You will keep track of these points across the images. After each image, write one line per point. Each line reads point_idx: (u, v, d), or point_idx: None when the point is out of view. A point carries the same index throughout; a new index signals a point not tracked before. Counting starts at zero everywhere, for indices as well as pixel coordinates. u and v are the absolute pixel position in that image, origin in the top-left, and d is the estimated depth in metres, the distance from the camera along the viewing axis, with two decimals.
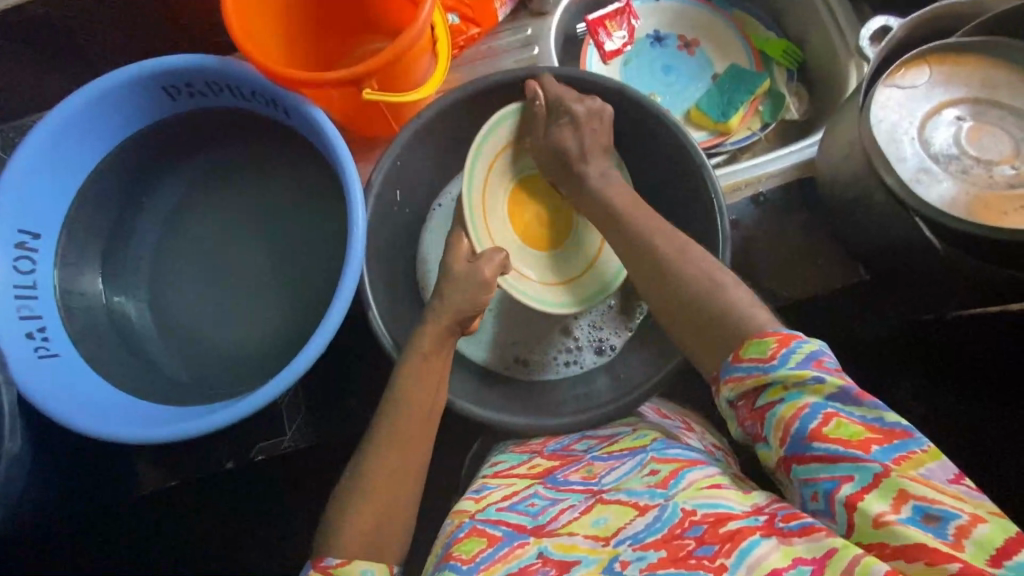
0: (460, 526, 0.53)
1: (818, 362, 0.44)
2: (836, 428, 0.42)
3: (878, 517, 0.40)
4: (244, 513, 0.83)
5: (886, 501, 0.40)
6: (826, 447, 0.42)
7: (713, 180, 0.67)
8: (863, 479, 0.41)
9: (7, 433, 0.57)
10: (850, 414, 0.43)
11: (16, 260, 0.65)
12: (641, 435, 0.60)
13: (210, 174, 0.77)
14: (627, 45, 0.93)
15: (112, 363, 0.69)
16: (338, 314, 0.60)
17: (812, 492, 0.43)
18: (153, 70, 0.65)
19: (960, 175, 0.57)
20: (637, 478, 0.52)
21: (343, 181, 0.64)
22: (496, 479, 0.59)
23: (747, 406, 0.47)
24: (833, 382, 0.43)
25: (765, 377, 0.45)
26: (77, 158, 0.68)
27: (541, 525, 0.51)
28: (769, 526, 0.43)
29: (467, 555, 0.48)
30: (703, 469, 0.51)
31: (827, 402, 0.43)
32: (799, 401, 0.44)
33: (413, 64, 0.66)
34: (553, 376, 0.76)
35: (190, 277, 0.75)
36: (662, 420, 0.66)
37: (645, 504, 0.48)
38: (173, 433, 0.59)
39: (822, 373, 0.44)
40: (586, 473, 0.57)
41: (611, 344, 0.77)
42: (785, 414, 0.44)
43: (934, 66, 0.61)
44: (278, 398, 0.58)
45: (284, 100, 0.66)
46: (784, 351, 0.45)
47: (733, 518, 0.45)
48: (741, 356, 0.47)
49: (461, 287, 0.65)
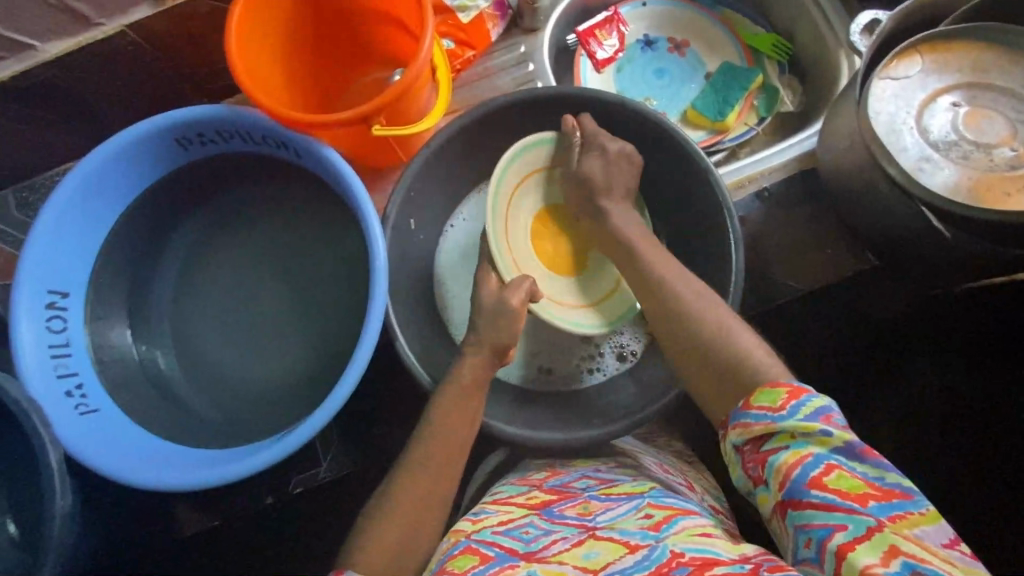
0: (455, 545, 0.54)
1: (828, 416, 0.46)
2: (836, 479, 0.44)
3: (866, 567, 0.41)
4: (283, 546, 0.84)
5: (876, 554, 0.41)
6: (824, 496, 0.44)
7: (720, 182, 0.68)
8: (856, 530, 0.42)
9: (58, 491, 0.59)
10: (852, 469, 0.44)
11: (49, 320, 0.66)
12: (640, 483, 0.62)
13: (225, 217, 0.78)
14: (619, 52, 0.94)
15: (148, 413, 0.71)
16: (368, 347, 0.62)
17: (805, 539, 0.44)
18: (165, 124, 0.66)
19: (961, 161, 0.59)
20: (632, 520, 0.54)
21: (359, 216, 0.65)
22: (495, 505, 0.60)
23: (749, 448, 0.49)
24: (839, 437, 0.45)
25: (773, 426, 0.47)
26: (95, 216, 0.69)
27: (532, 551, 0.51)
28: (757, 574, 0.45)
29: (459, 570, 0.50)
30: (695, 518, 0.53)
31: (832, 454, 0.45)
32: (804, 450, 0.46)
33: (417, 95, 0.68)
34: (580, 386, 0.78)
35: (214, 321, 0.77)
36: (664, 474, 0.67)
37: (636, 543, 0.50)
38: (220, 476, 0.61)
39: (829, 427, 0.45)
40: (581, 509, 0.58)
41: (632, 349, 0.78)
42: (787, 460, 0.46)
43: (926, 54, 0.63)
44: (316, 435, 0.60)
45: (295, 141, 0.68)
46: (793, 403, 0.47)
47: (720, 564, 0.46)
48: (751, 404, 0.49)
49: (488, 320, 0.65)
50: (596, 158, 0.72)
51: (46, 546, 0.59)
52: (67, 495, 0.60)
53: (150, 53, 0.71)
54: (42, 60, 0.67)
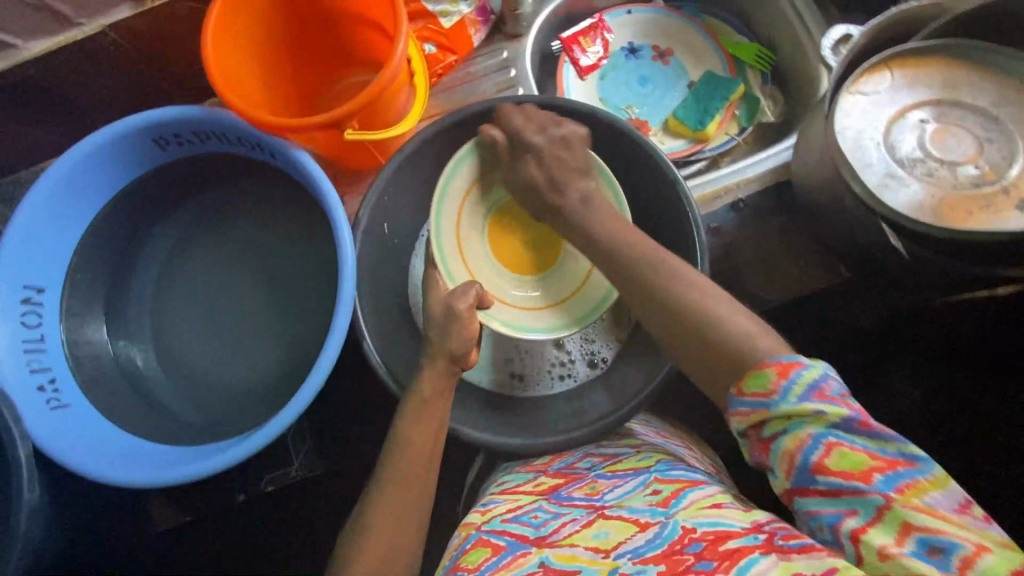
0: (466, 539, 0.56)
1: (821, 393, 0.43)
2: (839, 460, 0.42)
3: (882, 550, 0.40)
4: (257, 543, 0.85)
5: (889, 535, 0.40)
6: (830, 480, 0.42)
7: (688, 193, 0.68)
8: (866, 513, 0.41)
9: (26, 484, 0.60)
10: (852, 443, 0.42)
11: (23, 315, 0.67)
12: (646, 456, 0.62)
13: (205, 216, 0.79)
14: (603, 59, 0.95)
15: (121, 409, 0.71)
16: (335, 350, 0.62)
17: (818, 524, 0.44)
18: (142, 124, 0.67)
19: (925, 178, 0.59)
20: (640, 497, 0.54)
21: (330, 219, 0.66)
22: (502, 495, 0.62)
23: (752, 434, 0.47)
24: (834, 412, 0.43)
25: (767, 413, 0.45)
26: (73, 213, 0.70)
27: (543, 536, 0.53)
28: (769, 544, 0.45)
29: (472, 565, 0.51)
30: (703, 490, 0.53)
31: (829, 431, 0.43)
32: (802, 433, 0.43)
33: (391, 100, 0.68)
34: (550, 391, 0.78)
35: (191, 319, 0.77)
36: (660, 440, 0.68)
37: (646, 521, 0.51)
38: (185, 474, 0.61)
39: (822, 406, 0.43)
40: (590, 489, 0.59)
41: (602, 356, 0.79)
42: (789, 448, 0.44)
43: (896, 71, 0.63)
44: (280, 435, 0.61)
45: (270, 143, 0.68)
46: (785, 384, 0.44)
47: (732, 537, 0.46)
48: (744, 392, 0.46)
49: (446, 328, 0.65)
50: (531, 159, 0.69)
51: (13, 538, 0.60)
52: (35, 488, 0.61)
53: (130, 52, 0.72)
54: (24, 58, 0.68)
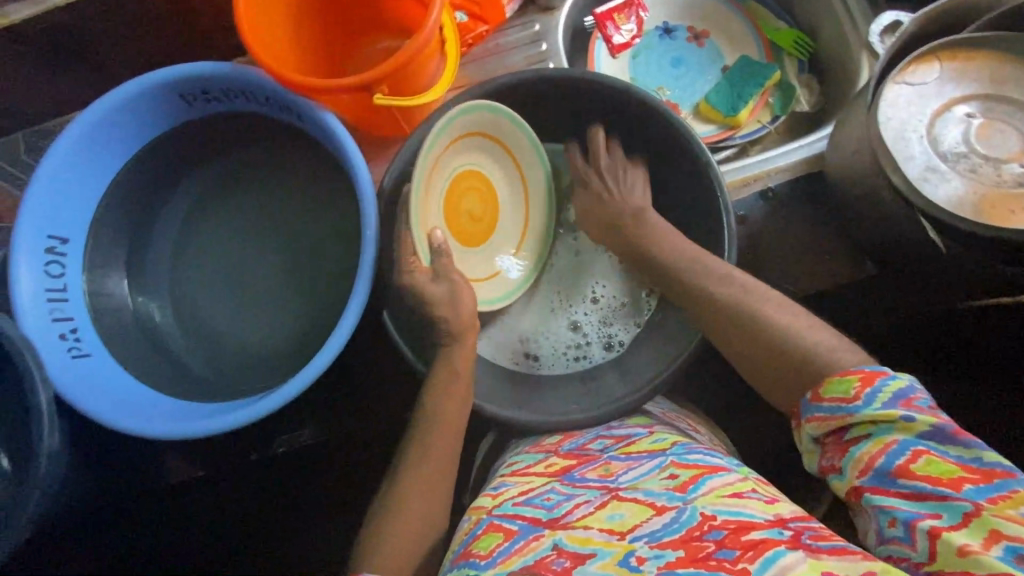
0: (477, 523, 0.54)
1: (908, 402, 0.46)
2: (925, 466, 0.44)
3: (962, 548, 0.40)
4: (268, 502, 0.86)
5: (974, 537, 0.40)
6: (913, 482, 0.44)
7: (719, 177, 0.67)
8: (951, 515, 0.42)
9: (47, 430, 0.60)
10: (943, 454, 0.44)
11: (48, 264, 0.68)
12: (660, 439, 0.63)
13: (228, 175, 0.79)
14: (636, 37, 0.92)
15: (140, 363, 0.72)
16: (355, 315, 0.62)
17: (888, 519, 0.44)
18: (170, 78, 0.66)
19: (967, 173, 0.57)
20: (656, 480, 0.55)
21: (355, 185, 0.65)
22: (513, 477, 0.62)
23: (829, 439, 0.49)
24: (926, 421, 0.45)
25: (849, 418, 0.47)
26: (98, 165, 0.70)
27: (556, 518, 0.52)
28: (795, 540, 0.45)
29: (484, 551, 0.49)
30: (724, 476, 0.53)
31: (918, 441, 0.44)
32: (887, 438, 0.45)
33: (421, 67, 0.67)
34: (565, 372, 0.79)
35: (210, 278, 0.78)
36: (673, 422, 0.69)
37: (663, 505, 0.51)
38: (203, 429, 0.62)
39: (911, 413, 0.45)
40: (603, 471, 0.59)
41: (619, 340, 0.80)
42: (868, 451, 0.46)
43: (945, 62, 0.61)
44: (298, 396, 0.61)
45: (298, 105, 0.67)
46: (868, 391, 0.47)
47: (755, 528, 0.46)
48: (823, 396, 0.50)
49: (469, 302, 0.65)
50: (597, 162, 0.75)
51: (32, 482, 0.61)
52: (55, 435, 0.61)
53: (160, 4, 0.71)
54: (51, 4, 0.68)
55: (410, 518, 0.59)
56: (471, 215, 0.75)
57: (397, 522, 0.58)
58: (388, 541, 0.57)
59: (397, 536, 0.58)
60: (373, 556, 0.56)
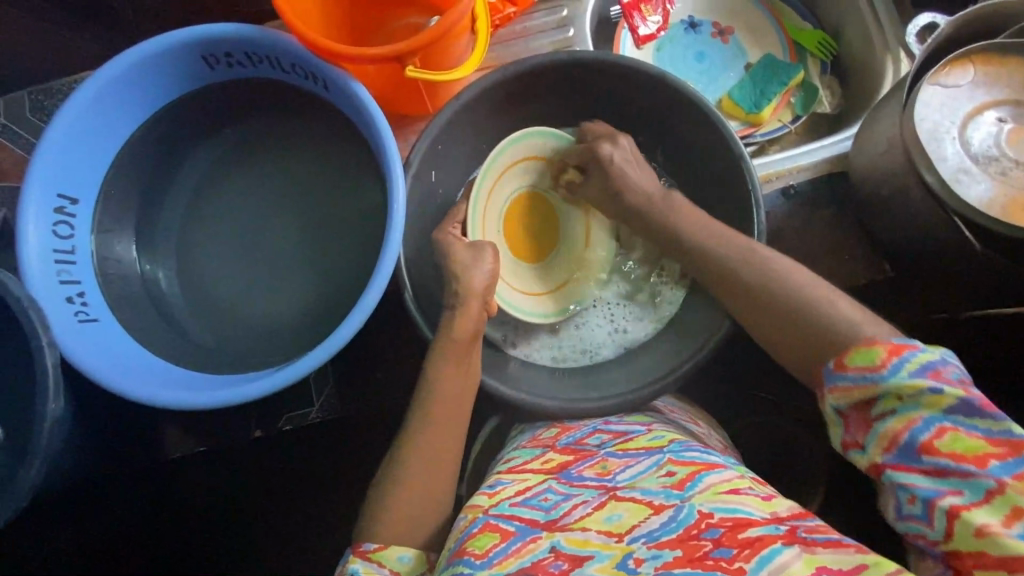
0: (473, 522, 0.52)
1: (936, 374, 0.44)
2: (951, 443, 0.42)
3: (981, 528, 0.40)
4: (267, 481, 0.85)
5: (996, 515, 0.40)
6: (936, 460, 0.42)
7: (751, 171, 0.67)
8: (973, 493, 0.41)
9: (52, 394, 0.58)
10: (969, 429, 0.42)
11: (56, 224, 0.65)
12: (659, 436, 0.61)
13: (244, 143, 0.77)
14: (661, 30, 0.92)
15: (147, 330, 0.70)
16: (378, 291, 0.60)
17: (908, 497, 0.44)
18: (192, 37, 0.64)
19: (998, 176, 0.58)
20: (653, 478, 0.54)
21: (383, 158, 0.64)
22: (509, 474, 0.60)
23: (853, 414, 0.47)
24: (953, 394, 0.43)
25: (874, 388, 0.45)
26: (113, 124, 0.68)
27: (553, 520, 0.51)
28: (792, 534, 0.46)
29: (479, 550, 0.48)
30: (720, 473, 0.52)
31: (944, 416, 0.43)
32: (912, 414, 0.44)
33: (454, 41, 0.65)
34: (565, 364, 0.78)
35: (220, 248, 0.76)
36: (676, 416, 0.69)
37: (660, 504, 0.50)
38: (215, 399, 0.60)
39: (940, 385, 0.43)
40: (600, 469, 0.58)
41: (624, 340, 0.79)
42: (892, 426, 0.44)
43: (979, 66, 0.61)
44: (314, 370, 0.59)
45: (324, 73, 0.65)
46: (896, 361, 0.45)
47: (752, 525, 0.47)
48: (847, 365, 0.47)
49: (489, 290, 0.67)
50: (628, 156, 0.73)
51: (35, 447, 0.58)
52: (60, 399, 0.59)
53: None
54: None
55: (426, 496, 0.58)
56: (529, 236, 0.82)
57: (412, 499, 0.57)
58: (405, 520, 0.56)
59: (413, 511, 0.57)
60: (388, 533, 0.55)
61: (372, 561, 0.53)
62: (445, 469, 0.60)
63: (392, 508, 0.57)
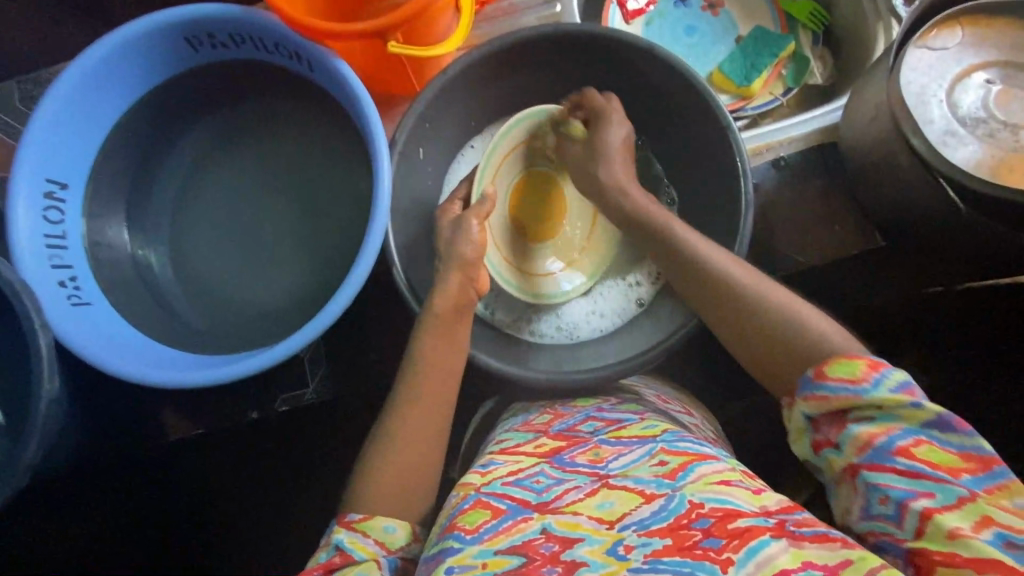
0: (465, 499, 0.53)
1: (910, 391, 0.46)
2: (926, 452, 0.44)
3: (952, 530, 0.41)
4: (266, 463, 0.86)
5: (966, 520, 0.41)
6: (911, 464, 0.44)
7: (739, 144, 0.67)
8: (944, 498, 0.42)
9: (46, 375, 0.58)
10: (943, 443, 0.44)
11: (46, 210, 0.65)
12: (651, 425, 0.61)
13: (231, 128, 0.77)
14: (650, 4, 0.91)
15: (140, 314, 0.71)
16: (366, 267, 0.61)
17: (880, 496, 0.45)
18: (175, 19, 0.64)
19: (986, 138, 0.57)
20: (646, 467, 0.54)
21: (368, 134, 0.64)
22: (503, 455, 0.60)
23: (826, 418, 0.49)
24: (930, 410, 0.45)
25: (853, 398, 0.47)
26: (100, 109, 0.68)
27: (545, 502, 0.52)
28: (780, 528, 0.46)
29: (470, 526, 0.49)
30: (712, 464, 0.52)
31: (921, 430, 0.45)
32: (890, 423, 0.46)
33: (438, 16, 0.64)
34: (544, 338, 0.78)
35: (210, 231, 0.76)
36: (666, 407, 0.68)
37: (652, 493, 0.50)
38: (205, 377, 0.60)
39: (918, 401, 0.45)
40: (593, 455, 0.58)
41: (602, 320, 0.79)
42: (869, 431, 0.46)
43: (967, 27, 0.61)
44: (303, 348, 0.60)
45: (308, 53, 0.65)
46: (876, 375, 0.47)
47: (741, 516, 0.46)
48: (828, 375, 0.48)
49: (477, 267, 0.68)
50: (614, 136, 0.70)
51: (31, 427, 0.59)
52: (54, 381, 0.60)
53: None
54: None
55: (418, 472, 0.59)
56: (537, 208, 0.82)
57: (405, 472, 0.58)
58: (398, 495, 0.57)
59: (403, 482, 0.58)
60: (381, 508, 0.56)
61: (359, 531, 0.54)
62: (437, 446, 0.61)
63: (384, 484, 0.57)
